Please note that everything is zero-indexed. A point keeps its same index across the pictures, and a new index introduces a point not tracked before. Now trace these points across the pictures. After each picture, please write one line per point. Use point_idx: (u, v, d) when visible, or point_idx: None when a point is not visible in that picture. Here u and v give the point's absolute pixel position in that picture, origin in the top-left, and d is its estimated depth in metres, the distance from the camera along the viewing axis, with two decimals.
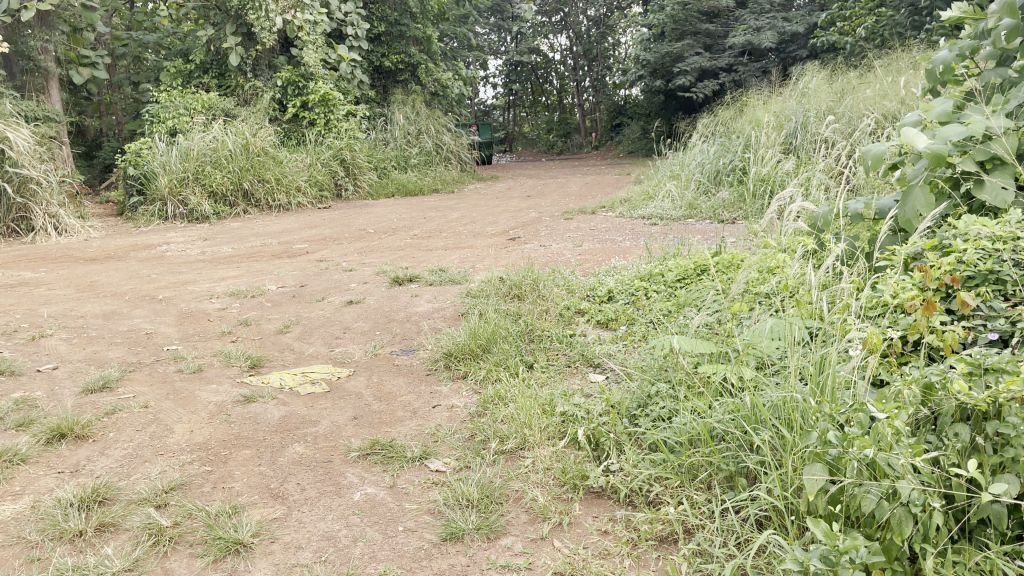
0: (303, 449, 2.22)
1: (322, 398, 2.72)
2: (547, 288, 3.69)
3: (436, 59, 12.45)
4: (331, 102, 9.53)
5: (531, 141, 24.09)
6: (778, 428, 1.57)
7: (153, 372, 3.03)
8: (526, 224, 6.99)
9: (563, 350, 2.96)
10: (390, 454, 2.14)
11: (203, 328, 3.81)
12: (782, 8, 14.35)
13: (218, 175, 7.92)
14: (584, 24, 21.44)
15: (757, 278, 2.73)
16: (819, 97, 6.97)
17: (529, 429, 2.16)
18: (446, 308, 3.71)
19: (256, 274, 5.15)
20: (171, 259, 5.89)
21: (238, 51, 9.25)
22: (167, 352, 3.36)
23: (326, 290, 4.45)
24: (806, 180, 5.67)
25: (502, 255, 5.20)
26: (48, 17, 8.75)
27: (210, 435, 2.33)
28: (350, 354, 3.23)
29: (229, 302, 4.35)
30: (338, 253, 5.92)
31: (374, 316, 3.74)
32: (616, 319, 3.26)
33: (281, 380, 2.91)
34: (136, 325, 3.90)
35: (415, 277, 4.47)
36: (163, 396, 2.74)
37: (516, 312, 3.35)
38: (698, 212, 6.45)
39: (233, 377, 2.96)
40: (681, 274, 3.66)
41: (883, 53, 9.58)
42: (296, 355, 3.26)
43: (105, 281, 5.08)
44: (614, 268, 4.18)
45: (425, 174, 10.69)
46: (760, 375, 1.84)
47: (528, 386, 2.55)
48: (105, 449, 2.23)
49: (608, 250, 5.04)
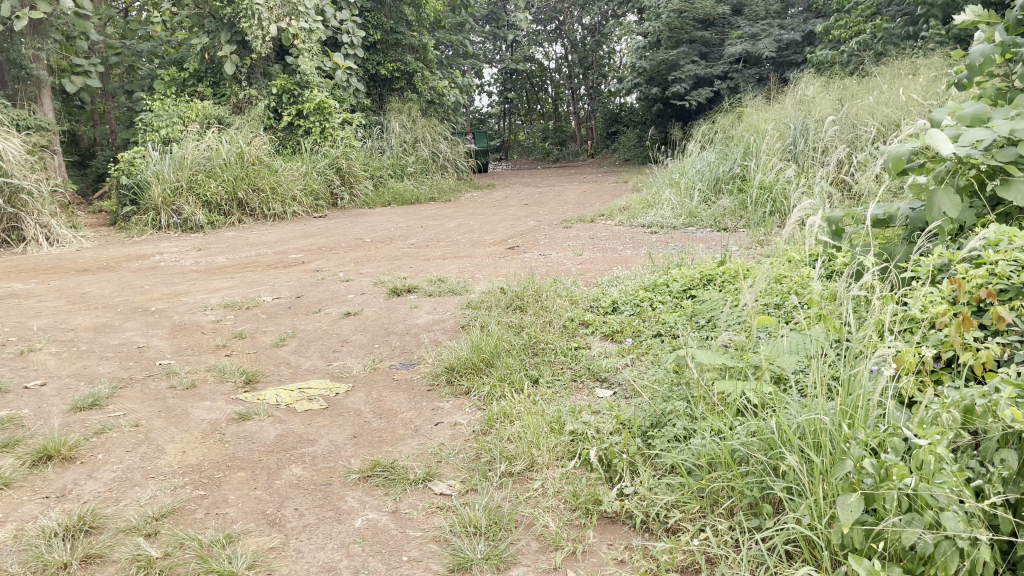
0: (300, 470, 2.12)
1: (319, 415, 2.63)
2: (550, 298, 3.61)
3: (432, 67, 12.41)
4: (327, 110, 9.45)
5: (526, 150, 24.13)
6: (804, 451, 1.48)
7: (144, 389, 2.94)
8: (524, 232, 6.91)
9: (569, 364, 2.88)
10: (392, 477, 2.04)
11: (196, 341, 3.71)
12: (778, 16, 14.36)
13: (212, 184, 7.84)
14: (579, 32, 21.43)
15: (775, 295, 2.66)
16: (817, 104, 6.93)
17: (537, 449, 2.07)
18: (446, 319, 3.62)
19: (251, 285, 5.05)
20: (164, 270, 5.79)
21: (233, 59, 9.12)
22: (160, 366, 3.26)
23: (323, 302, 4.36)
24: (808, 187, 5.60)
25: (501, 264, 5.12)
26: (40, 25, 8.65)
27: (203, 456, 2.24)
28: (348, 368, 3.14)
29: (223, 314, 4.25)
30: (334, 263, 5.83)
31: (373, 328, 3.65)
32: (622, 331, 3.18)
33: (277, 396, 2.81)
34: (128, 338, 3.81)
35: (413, 287, 4.39)
36: (154, 414, 2.65)
37: (519, 324, 3.27)
38: (698, 220, 6.38)
39: (228, 393, 2.86)
40: (687, 285, 3.59)
41: (881, 60, 9.55)
42: (292, 369, 3.17)
43: (97, 293, 4.98)
44: (617, 278, 4.11)
45: (422, 182, 10.63)
46: (782, 393, 1.75)
47: (534, 402, 2.46)
48: (93, 472, 2.13)
49: (610, 259, 4.96)
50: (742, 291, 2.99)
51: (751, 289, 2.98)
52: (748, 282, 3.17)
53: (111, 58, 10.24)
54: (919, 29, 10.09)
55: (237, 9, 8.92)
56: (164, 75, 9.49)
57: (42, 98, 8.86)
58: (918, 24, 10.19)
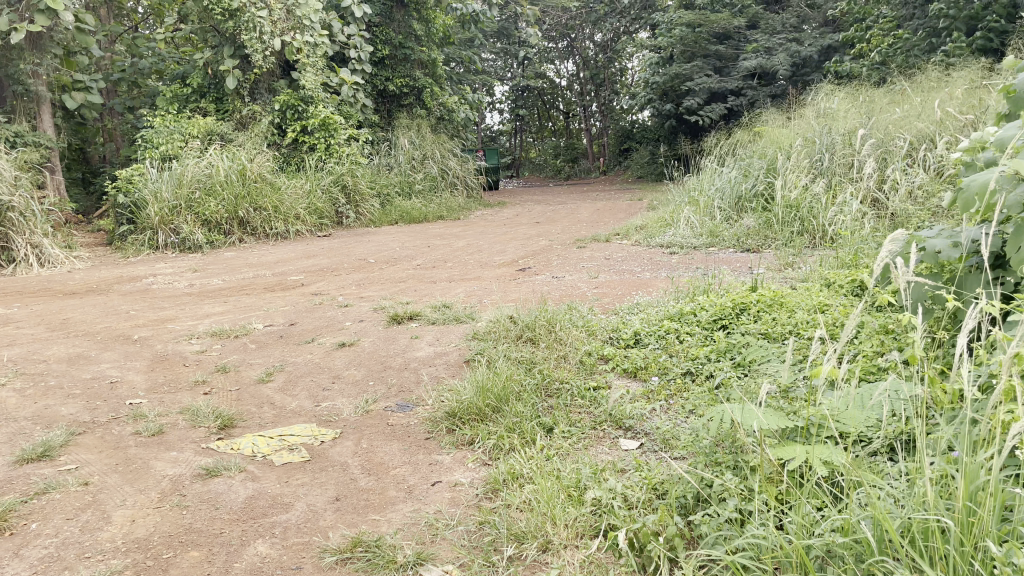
0: (266, 549, 1.77)
1: (298, 470, 2.27)
2: (564, 329, 3.24)
3: (442, 82, 12.14)
4: (331, 126, 9.19)
5: (538, 166, 23.93)
6: (915, 563, 1.14)
7: (105, 435, 2.59)
8: (535, 253, 6.57)
9: (587, 411, 2.52)
10: (374, 560, 1.68)
11: (175, 375, 3.37)
12: (795, 30, 14.08)
13: (211, 203, 7.52)
14: (591, 49, 21.23)
15: (861, 353, 2.35)
16: (843, 116, 6.57)
17: (554, 525, 1.73)
18: (449, 352, 3.27)
19: (244, 310, 4.72)
20: (155, 293, 5.47)
21: (235, 74, 8.89)
22: (129, 407, 2.91)
23: (317, 330, 4.01)
24: (842, 209, 5.26)
25: (511, 288, 4.78)
26: (39, 40, 8.38)
27: (154, 528, 1.88)
28: (337, 411, 2.77)
29: (209, 344, 3.92)
30: (334, 285, 5.50)
31: (368, 362, 3.28)
32: (647, 368, 2.83)
33: (253, 446, 2.45)
34: (102, 372, 3.47)
35: (415, 314, 4.04)
36: (108, 468, 2.30)
37: (530, 359, 2.92)
38: (720, 239, 5.99)
39: (198, 441, 2.51)
40: (718, 313, 3.25)
41: (906, 73, 9.21)
42: (276, 411, 2.82)
43: (80, 319, 4.66)
44: (638, 305, 3.74)
45: (430, 200, 10.33)
46: (867, 476, 1.40)
47: (548, 460, 2.11)
48: (20, 549, 1.78)
49: (627, 283, 4.61)
50: (800, 345, 2.69)
51: (808, 341, 2.70)
52: (801, 332, 2.85)
53: (115, 75, 10.02)
54: (940, 43, 9.80)
55: (237, 22, 8.66)
56: (166, 91, 9.14)
57: (41, 114, 8.61)
58: (941, 37, 9.90)
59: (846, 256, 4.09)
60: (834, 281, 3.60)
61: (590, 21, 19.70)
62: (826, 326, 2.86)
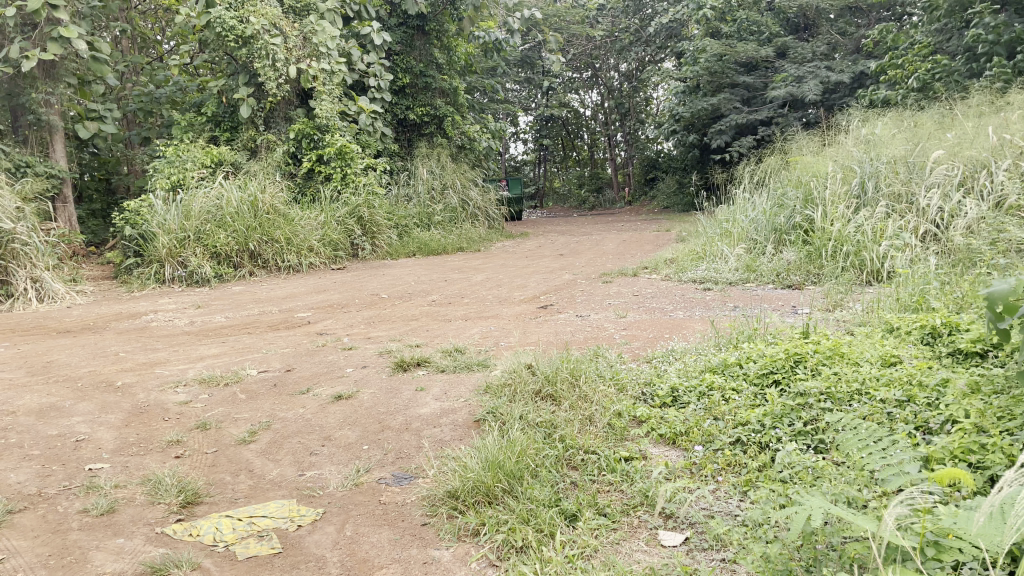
0: None
1: (263, 569, 1.85)
2: (590, 385, 2.81)
3: (463, 111, 11.86)
4: (348, 155, 8.87)
5: (562, 196, 23.64)
6: None
7: (47, 514, 2.19)
8: (558, 288, 6.16)
9: (617, 491, 2.09)
10: None
11: (150, 433, 2.98)
12: (826, 58, 13.59)
13: (221, 234, 7.21)
14: (615, 79, 20.98)
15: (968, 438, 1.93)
16: (884, 142, 6.12)
17: None
18: (458, 409, 2.84)
19: (241, 353, 4.34)
20: (152, 332, 5.12)
21: (250, 102, 8.68)
22: (86, 475, 2.51)
23: (315, 378, 3.61)
24: (894, 245, 4.82)
25: (532, 329, 4.37)
26: (53, 68, 8.16)
27: None
28: (323, 483, 2.36)
29: (196, 393, 3.52)
30: (342, 324, 5.13)
31: (364, 421, 2.87)
32: (688, 434, 2.39)
33: (216, 532, 2.04)
34: (70, 428, 3.07)
35: (424, 360, 3.62)
36: (36, 562, 1.90)
37: (549, 423, 2.48)
38: (758, 275, 5.55)
39: (153, 524, 2.10)
40: (768, 365, 2.80)
41: (950, 96, 8.71)
42: (252, 483, 2.41)
43: (64, 361, 4.30)
44: (673, 352, 3.32)
45: (450, 231, 9.98)
46: None
47: (571, 564, 1.70)
48: None
49: (659, 323, 4.19)
50: (872, 412, 2.26)
51: (884, 412, 2.25)
52: (871, 393, 2.41)
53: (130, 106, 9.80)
54: (981, 67, 9.29)
55: (251, 49, 8.36)
56: (180, 120, 8.91)
57: (54, 144, 8.44)
58: (982, 62, 9.41)
59: (908, 298, 3.62)
60: (898, 326, 3.15)
61: (614, 50, 19.28)
62: (900, 387, 2.41)
